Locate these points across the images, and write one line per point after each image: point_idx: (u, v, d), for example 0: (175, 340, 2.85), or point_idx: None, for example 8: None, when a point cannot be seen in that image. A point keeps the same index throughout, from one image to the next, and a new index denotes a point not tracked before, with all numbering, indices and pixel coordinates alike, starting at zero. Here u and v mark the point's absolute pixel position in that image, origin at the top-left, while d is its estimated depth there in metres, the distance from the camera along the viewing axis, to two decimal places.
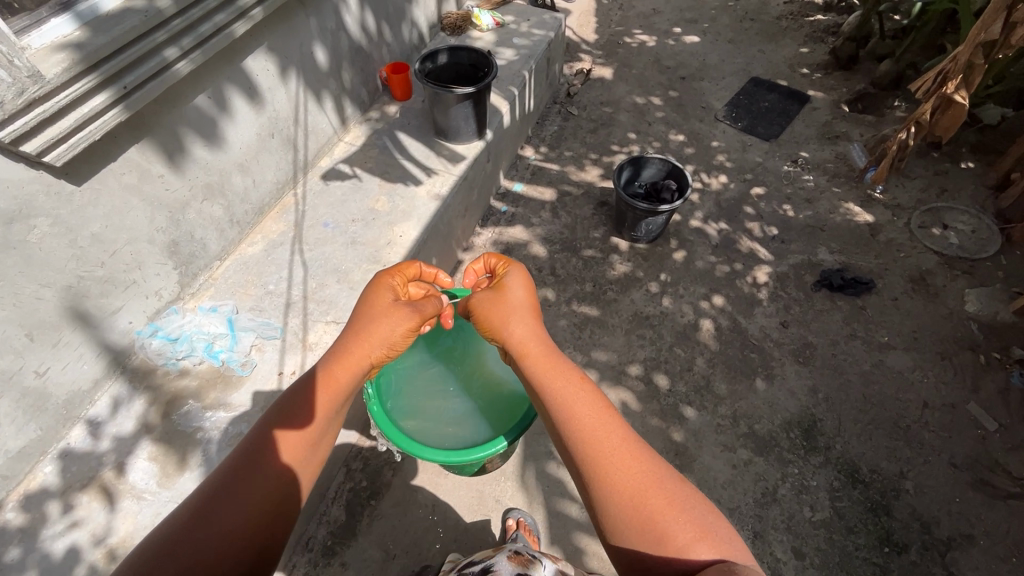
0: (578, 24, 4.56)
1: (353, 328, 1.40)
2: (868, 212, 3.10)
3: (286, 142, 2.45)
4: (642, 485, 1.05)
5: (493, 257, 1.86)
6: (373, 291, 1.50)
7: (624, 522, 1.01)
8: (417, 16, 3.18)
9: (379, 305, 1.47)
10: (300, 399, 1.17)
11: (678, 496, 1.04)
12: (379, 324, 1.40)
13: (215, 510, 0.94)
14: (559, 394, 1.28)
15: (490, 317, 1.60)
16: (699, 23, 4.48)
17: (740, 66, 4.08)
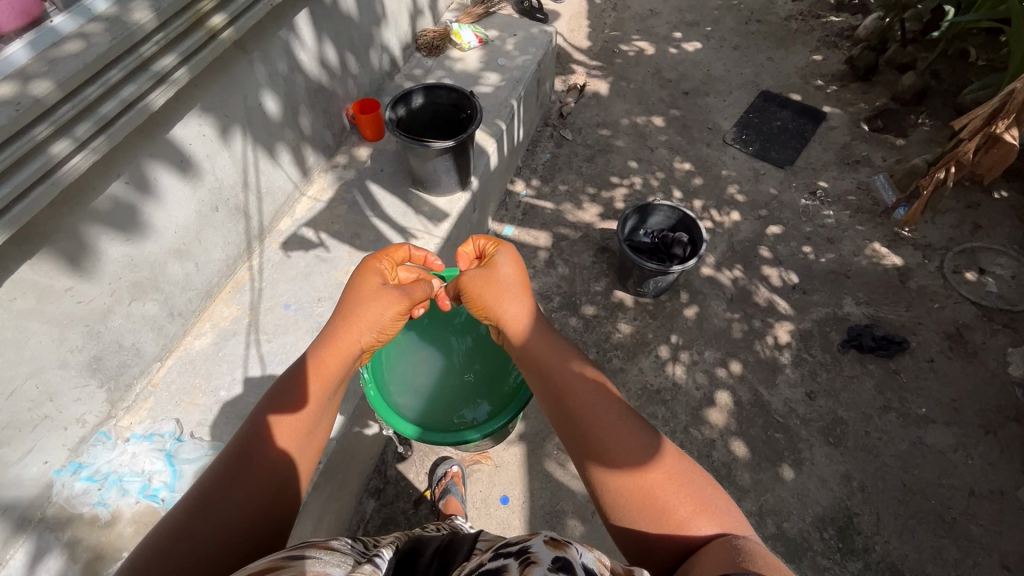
0: (568, 30, 4.15)
1: (343, 309, 1.33)
2: (896, 254, 2.80)
3: (235, 212, 2.08)
4: (640, 461, 0.95)
5: (483, 239, 1.65)
6: (359, 275, 1.41)
7: (623, 501, 0.93)
8: (387, 40, 2.77)
9: (367, 290, 1.37)
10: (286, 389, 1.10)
11: (680, 472, 0.94)
12: (367, 307, 1.31)
13: (210, 506, 0.87)
14: (549, 367, 1.17)
15: (481, 296, 1.40)
16: (701, 26, 4.09)
17: (748, 78, 3.72)
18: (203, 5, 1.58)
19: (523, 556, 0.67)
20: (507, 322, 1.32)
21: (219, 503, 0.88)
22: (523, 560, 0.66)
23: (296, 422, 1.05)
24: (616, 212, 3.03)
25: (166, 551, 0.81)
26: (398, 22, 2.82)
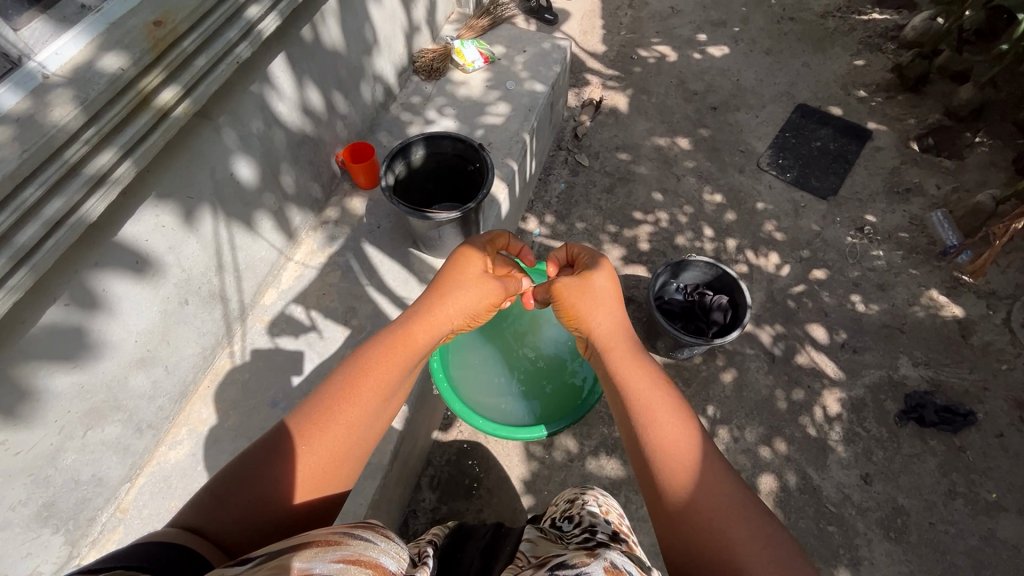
0: (581, 32, 3.75)
1: (438, 297, 1.46)
2: (956, 303, 2.51)
3: (209, 298, 1.78)
4: (708, 503, 0.96)
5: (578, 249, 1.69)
6: (462, 260, 1.56)
7: (683, 528, 0.95)
8: (382, 68, 2.41)
9: (464, 276, 1.53)
10: (373, 359, 1.23)
11: (752, 530, 0.92)
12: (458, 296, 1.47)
13: (281, 453, 1.04)
14: (630, 385, 1.18)
15: (574, 306, 1.44)
16: (727, 27, 3.68)
17: (783, 89, 3.34)
18: (147, 82, 1.25)
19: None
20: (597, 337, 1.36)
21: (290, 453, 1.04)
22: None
23: (372, 395, 1.17)
24: (641, 254, 2.73)
25: (249, 474, 1.00)
26: (393, 45, 2.46)
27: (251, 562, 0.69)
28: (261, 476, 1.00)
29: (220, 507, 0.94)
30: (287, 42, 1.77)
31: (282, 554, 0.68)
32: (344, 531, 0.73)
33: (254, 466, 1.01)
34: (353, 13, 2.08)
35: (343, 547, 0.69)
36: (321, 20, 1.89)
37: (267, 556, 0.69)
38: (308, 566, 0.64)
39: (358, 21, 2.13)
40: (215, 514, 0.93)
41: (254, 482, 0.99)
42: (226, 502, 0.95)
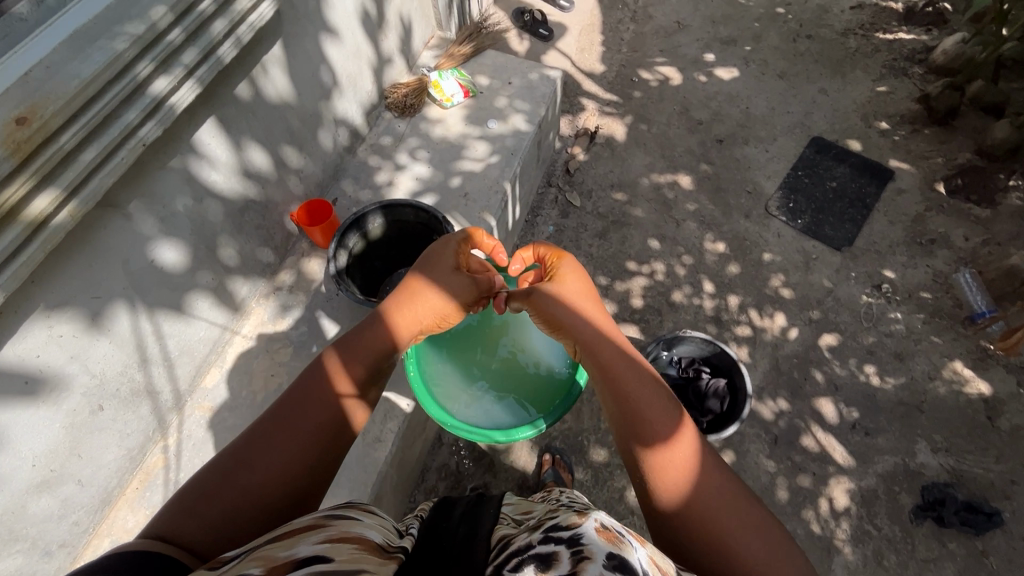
0: (578, 50, 3.46)
1: (405, 292, 1.27)
2: (982, 378, 2.26)
3: (133, 396, 1.57)
4: (707, 501, 0.94)
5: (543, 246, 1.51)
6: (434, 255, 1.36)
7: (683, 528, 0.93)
8: (345, 111, 2.15)
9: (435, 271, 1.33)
10: (344, 351, 1.13)
11: (749, 521, 0.93)
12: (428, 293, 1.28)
13: (254, 458, 0.93)
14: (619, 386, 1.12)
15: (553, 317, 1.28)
16: (738, 46, 3.38)
17: (796, 120, 3.05)
18: (8, 195, 1.02)
19: (575, 548, 0.69)
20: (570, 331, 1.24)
21: (262, 459, 0.93)
22: (574, 554, 0.68)
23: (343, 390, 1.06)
24: (634, 311, 2.48)
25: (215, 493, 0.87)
26: (359, 84, 2.20)
27: (235, 554, 0.71)
28: (230, 486, 0.89)
29: (190, 518, 0.83)
30: (216, 104, 1.53)
31: (264, 547, 0.70)
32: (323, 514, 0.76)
33: (223, 478, 0.90)
34: (303, 58, 1.82)
35: (324, 528, 0.72)
36: (260, 74, 1.64)
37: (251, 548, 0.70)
38: (293, 552, 0.67)
39: (312, 65, 1.87)
40: (182, 528, 0.82)
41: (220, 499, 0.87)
42: (195, 515, 0.84)
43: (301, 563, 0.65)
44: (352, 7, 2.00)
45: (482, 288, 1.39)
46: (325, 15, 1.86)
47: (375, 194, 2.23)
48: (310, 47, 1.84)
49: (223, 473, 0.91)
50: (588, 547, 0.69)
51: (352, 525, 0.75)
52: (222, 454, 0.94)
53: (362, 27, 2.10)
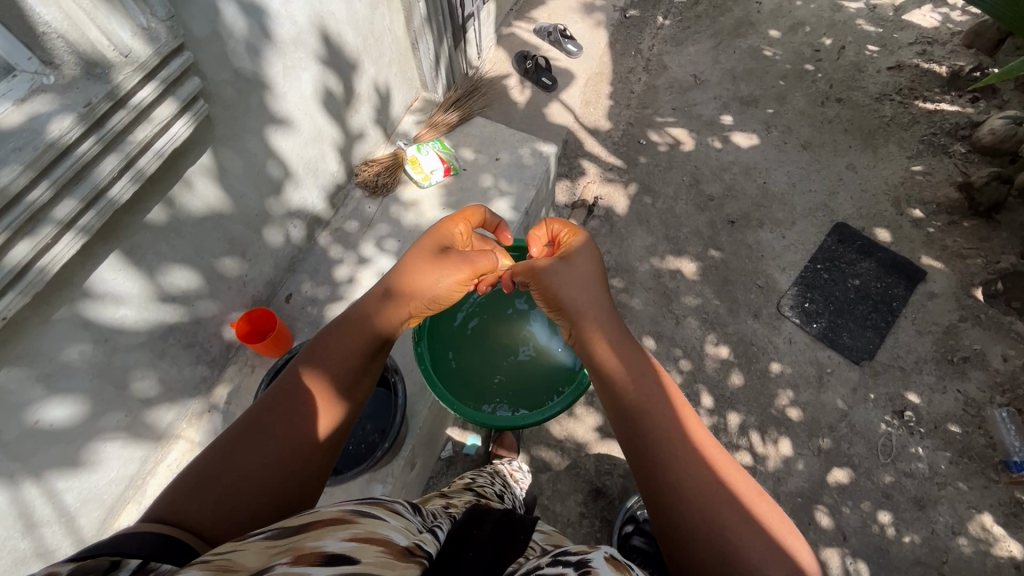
0: (583, 102, 3.17)
1: (399, 270, 1.20)
2: (1014, 537, 1.97)
3: (18, 565, 1.33)
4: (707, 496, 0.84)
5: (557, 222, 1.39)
6: (429, 234, 1.28)
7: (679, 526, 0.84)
8: (302, 200, 1.91)
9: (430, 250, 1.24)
10: (338, 331, 1.08)
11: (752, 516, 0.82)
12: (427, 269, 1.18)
13: (251, 442, 0.88)
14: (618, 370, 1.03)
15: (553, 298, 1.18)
16: (759, 107, 3.07)
17: (818, 200, 2.75)
18: None
19: (583, 569, 0.66)
20: (569, 314, 1.15)
21: (258, 442, 0.88)
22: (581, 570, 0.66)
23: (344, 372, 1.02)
24: None
25: (208, 478, 0.81)
26: (320, 168, 1.95)
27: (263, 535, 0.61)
28: (228, 472, 0.83)
29: (189, 500, 0.78)
30: (119, 238, 1.28)
31: (293, 535, 0.60)
32: (350, 508, 0.65)
33: (218, 463, 0.84)
34: (243, 160, 1.57)
35: (354, 525, 0.62)
36: (181, 191, 1.40)
37: (281, 529, 0.62)
38: (322, 545, 0.58)
39: (256, 164, 1.62)
40: (187, 511, 0.76)
41: (218, 480, 0.82)
42: (198, 498, 0.78)
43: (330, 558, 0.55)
44: (310, 90, 1.74)
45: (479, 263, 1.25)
46: (271, 108, 1.60)
47: (333, 292, 1.99)
48: (253, 145, 1.59)
49: (221, 458, 0.85)
50: (597, 571, 0.65)
51: (382, 526, 0.65)
52: (219, 441, 0.89)
53: (324, 108, 1.84)
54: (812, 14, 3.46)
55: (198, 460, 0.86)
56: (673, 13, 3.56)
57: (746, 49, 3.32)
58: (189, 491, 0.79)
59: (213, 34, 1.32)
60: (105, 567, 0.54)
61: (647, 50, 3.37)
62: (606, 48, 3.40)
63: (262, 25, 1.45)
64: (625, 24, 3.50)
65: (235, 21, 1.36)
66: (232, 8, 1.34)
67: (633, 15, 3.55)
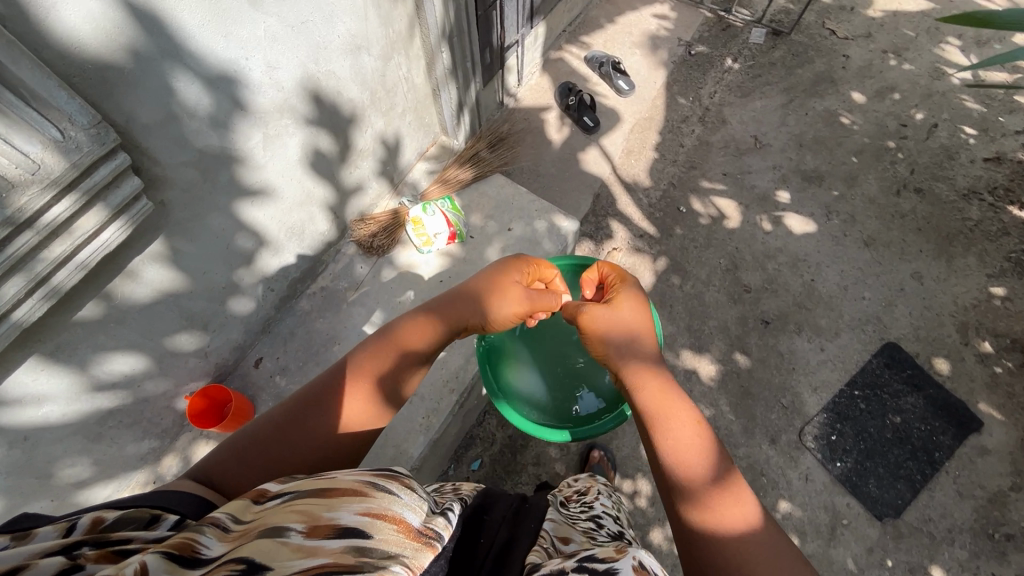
0: (624, 151, 2.86)
1: (465, 286, 1.23)
2: None
3: None
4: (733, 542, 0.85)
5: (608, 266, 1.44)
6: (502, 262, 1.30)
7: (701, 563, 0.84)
8: (282, 264, 1.73)
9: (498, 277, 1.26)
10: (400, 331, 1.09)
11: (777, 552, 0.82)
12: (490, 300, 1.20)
13: (302, 421, 0.91)
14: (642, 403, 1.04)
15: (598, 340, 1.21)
16: (823, 187, 2.71)
17: (870, 311, 2.41)
18: None
19: None
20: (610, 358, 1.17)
21: (313, 418, 0.92)
22: None
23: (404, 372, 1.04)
24: None
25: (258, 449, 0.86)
26: (307, 230, 1.76)
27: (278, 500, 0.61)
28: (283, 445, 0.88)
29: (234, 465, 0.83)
30: (38, 341, 1.13)
31: (308, 498, 0.61)
32: (364, 479, 0.65)
33: (278, 431, 0.89)
34: (204, 239, 1.38)
35: (367, 499, 0.61)
36: (121, 282, 1.23)
37: (297, 492, 0.62)
38: (335, 516, 0.58)
39: (222, 239, 1.44)
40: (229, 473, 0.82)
41: (266, 453, 0.86)
42: (250, 458, 0.85)
43: (341, 533, 0.56)
44: (297, 155, 1.53)
45: (539, 304, 1.29)
46: (245, 182, 1.40)
47: (305, 363, 1.83)
48: (219, 223, 1.40)
49: (273, 427, 0.90)
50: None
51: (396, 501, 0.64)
52: (285, 403, 0.94)
53: (314, 170, 1.63)
54: (907, 79, 3.03)
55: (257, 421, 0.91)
56: (745, 56, 3.16)
57: (820, 112, 2.93)
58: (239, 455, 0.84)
59: (167, 118, 1.11)
60: (147, 519, 0.61)
61: (707, 98, 3.02)
62: (661, 88, 3.05)
63: (235, 99, 1.24)
64: (689, 63, 3.14)
65: (196, 100, 1.15)
66: (192, 86, 1.13)
67: (699, 52, 3.17)
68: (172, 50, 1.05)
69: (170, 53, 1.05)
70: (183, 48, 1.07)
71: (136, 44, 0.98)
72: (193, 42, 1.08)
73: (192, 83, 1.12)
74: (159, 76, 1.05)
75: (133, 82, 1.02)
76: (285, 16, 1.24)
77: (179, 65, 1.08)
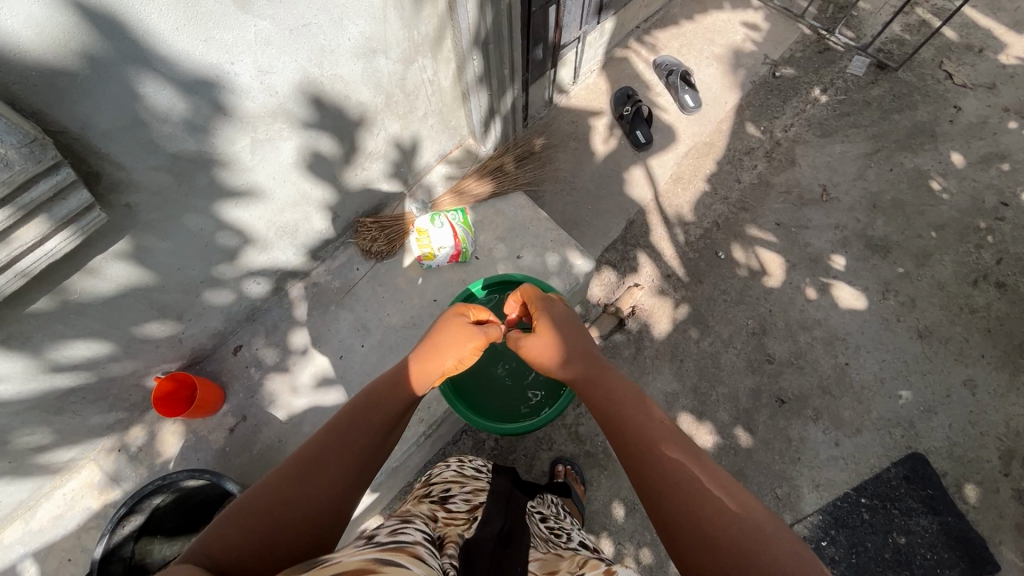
0: (672, 176, 2.61)
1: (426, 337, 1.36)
2: None
3: None
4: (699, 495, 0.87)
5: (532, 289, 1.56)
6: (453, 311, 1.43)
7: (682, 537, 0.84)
8: (270, 261, 1.65)
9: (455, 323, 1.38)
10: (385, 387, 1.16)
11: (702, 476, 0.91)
12: (454, 343, 1.32)
13: (309, 482, 0.94)
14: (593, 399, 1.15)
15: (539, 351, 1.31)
16: (887, 260, 2.40)
17: (903, 413, 2.16)
18: None
19: None
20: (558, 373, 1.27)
21: (319, 478, 0.95)
22: None
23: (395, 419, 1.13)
24: None
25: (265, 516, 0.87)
26: (302, 229, 1.67)
27: None
28: (285, 506, 0.89)
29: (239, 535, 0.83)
30: None
31: None
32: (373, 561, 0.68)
33: (284, 499, 0.90)
34: (179, 239, 1.31)
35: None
36: (80, 279, 1.17)
37: None
38: None
39: (200, 238, 1.36)
40: (233, 552, 0.81)
41: (275, 518, 0.88)
42: (250, 527, 0.84)
43: None
44: (292, 158, 1.42)
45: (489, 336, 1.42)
46: (228, 185, 1.30)
47: (281, 360, 1.78)
48: (197, 224, 1.32)
49: (273, 490, 0.91)
50: None
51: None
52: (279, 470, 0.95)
53: (312, 172, 1.52)
54: None
55: (250, 493, 0.91)
56: (837, 88, 2.78)
57: (908, 170, 2.56)
58: (246, 525, 0.85)
59: (132, 124, 1.02)
60: None
61: (781, 131, 2.69)
62: (731, 112, 2.73)
63: (217, 105, 1.12)
64: (770, 86, 2.79)
65: (168, 106, 1.05)
66: (163, 93, 1.02)
67: (785, 75, 2.81)
68: (137, 57, 0.94)
69: (135, 60, 0.94)
70: (152, 55, 0.95)
71: (91, 50, 0.88)
72: (164, 47, 0.96)
73: (162, 89, 1.01)
74: (121, 83, 0.95)
75: (88, 89, 0.92)
76: (281, 19, 1.10)
77: (147, 72, 0.97)
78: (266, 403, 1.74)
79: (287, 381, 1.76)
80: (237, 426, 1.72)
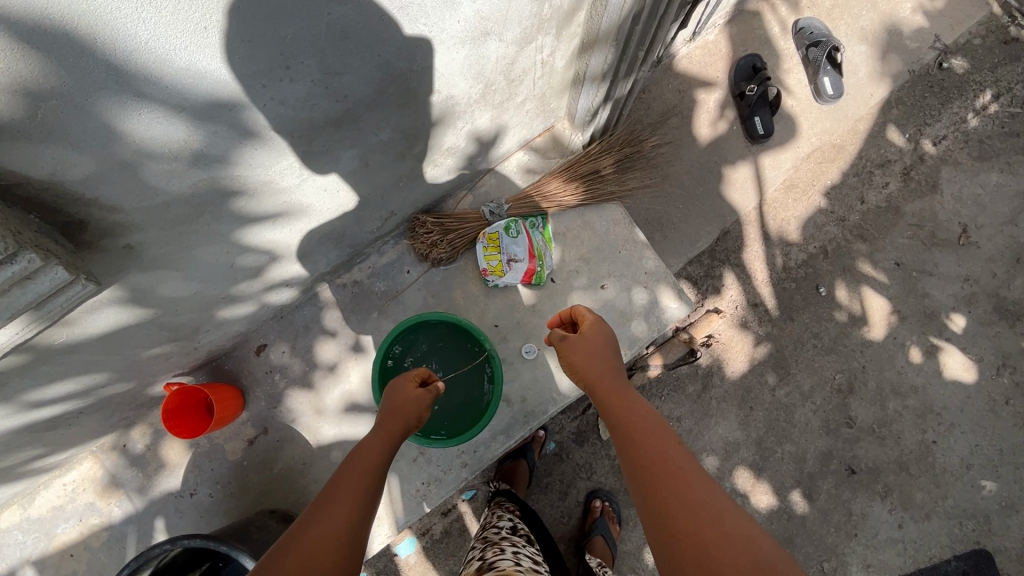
0: (786, 182, 2.15)
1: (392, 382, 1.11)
2: None
3: None
4: (704, 509, 0.83)
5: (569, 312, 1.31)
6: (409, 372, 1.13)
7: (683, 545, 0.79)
8: (306, 267, 1.32)
9: (407, 385, 1.09)
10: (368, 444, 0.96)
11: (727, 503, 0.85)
12: (409, 393, 1.06)
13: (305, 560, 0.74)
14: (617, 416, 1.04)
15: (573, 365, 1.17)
16: (1013, 330, 2.05)
17: (981, 506, 1.96)
18: None
19: None
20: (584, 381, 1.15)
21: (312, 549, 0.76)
22: None
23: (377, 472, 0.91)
24: None
25: None
26: (350, 233, 1.32)
27: None
28: None
29: None
30: None
31: None
32: None
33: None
34: (193, 273, 0.99)
35: None
36: (60, 329, 0.86)
37: None
38: None
39: (222, 263, 1.03)
40: None
41: None
42: None
43: None
44: (353, 166, 1.05)
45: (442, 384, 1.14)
46: (260, 210, 0.97)
47: (309, 371, 1.52)
48: (218, 253, 0.99)
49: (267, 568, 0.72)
50: None
51: None
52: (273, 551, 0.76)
53: (374, 177, 1.15)
54: None
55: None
56: (1013, 97, 2.21)
57: None
58: None
59: (130, 160, 0.68)
60: None
61: (929, 144, 2.18)
62: (875, 109, 2.20)
63: (253, 126, 0.77)
64: (932, 80, 2.22)
65: (183, 132, 0.70)
66: (176, 118, 0.68)
67: (953, 69, 2.23)
68: (137, 74, 0.59)
69: (131, 79, 0.59)
70: (158, 69, 0.60)
71: (54, 69, 0.53)
72: (179, 57, 0.60)
73: (176, 112, 0.67)
74: (109, 109, 0.61)
75: (58, 124, 0.58)
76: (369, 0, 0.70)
77: (147, 90, 0.62)
78: (291, 418, 1.51)
79: (316, 398, 1.51)
80: (257, 439, 1.51)
